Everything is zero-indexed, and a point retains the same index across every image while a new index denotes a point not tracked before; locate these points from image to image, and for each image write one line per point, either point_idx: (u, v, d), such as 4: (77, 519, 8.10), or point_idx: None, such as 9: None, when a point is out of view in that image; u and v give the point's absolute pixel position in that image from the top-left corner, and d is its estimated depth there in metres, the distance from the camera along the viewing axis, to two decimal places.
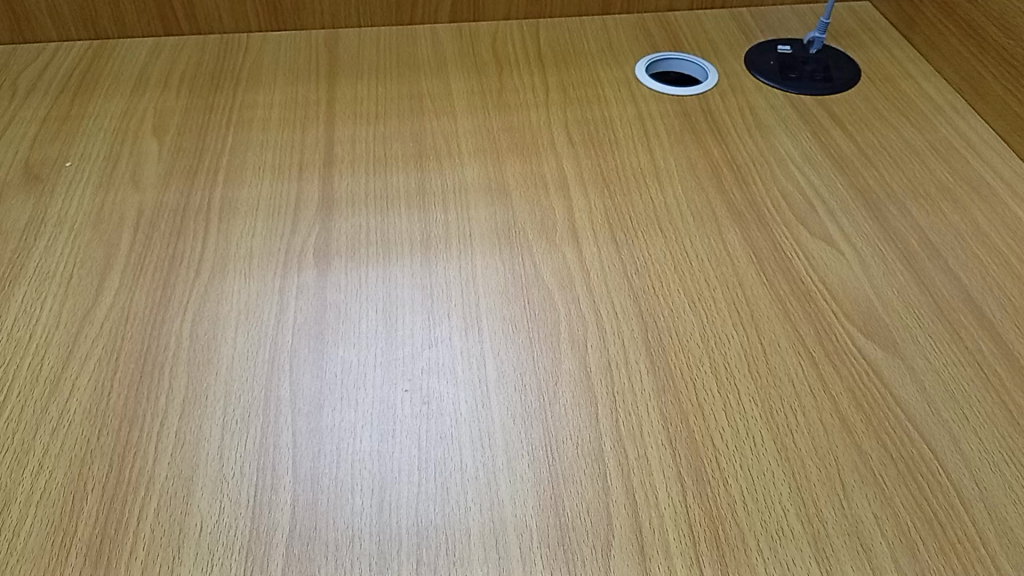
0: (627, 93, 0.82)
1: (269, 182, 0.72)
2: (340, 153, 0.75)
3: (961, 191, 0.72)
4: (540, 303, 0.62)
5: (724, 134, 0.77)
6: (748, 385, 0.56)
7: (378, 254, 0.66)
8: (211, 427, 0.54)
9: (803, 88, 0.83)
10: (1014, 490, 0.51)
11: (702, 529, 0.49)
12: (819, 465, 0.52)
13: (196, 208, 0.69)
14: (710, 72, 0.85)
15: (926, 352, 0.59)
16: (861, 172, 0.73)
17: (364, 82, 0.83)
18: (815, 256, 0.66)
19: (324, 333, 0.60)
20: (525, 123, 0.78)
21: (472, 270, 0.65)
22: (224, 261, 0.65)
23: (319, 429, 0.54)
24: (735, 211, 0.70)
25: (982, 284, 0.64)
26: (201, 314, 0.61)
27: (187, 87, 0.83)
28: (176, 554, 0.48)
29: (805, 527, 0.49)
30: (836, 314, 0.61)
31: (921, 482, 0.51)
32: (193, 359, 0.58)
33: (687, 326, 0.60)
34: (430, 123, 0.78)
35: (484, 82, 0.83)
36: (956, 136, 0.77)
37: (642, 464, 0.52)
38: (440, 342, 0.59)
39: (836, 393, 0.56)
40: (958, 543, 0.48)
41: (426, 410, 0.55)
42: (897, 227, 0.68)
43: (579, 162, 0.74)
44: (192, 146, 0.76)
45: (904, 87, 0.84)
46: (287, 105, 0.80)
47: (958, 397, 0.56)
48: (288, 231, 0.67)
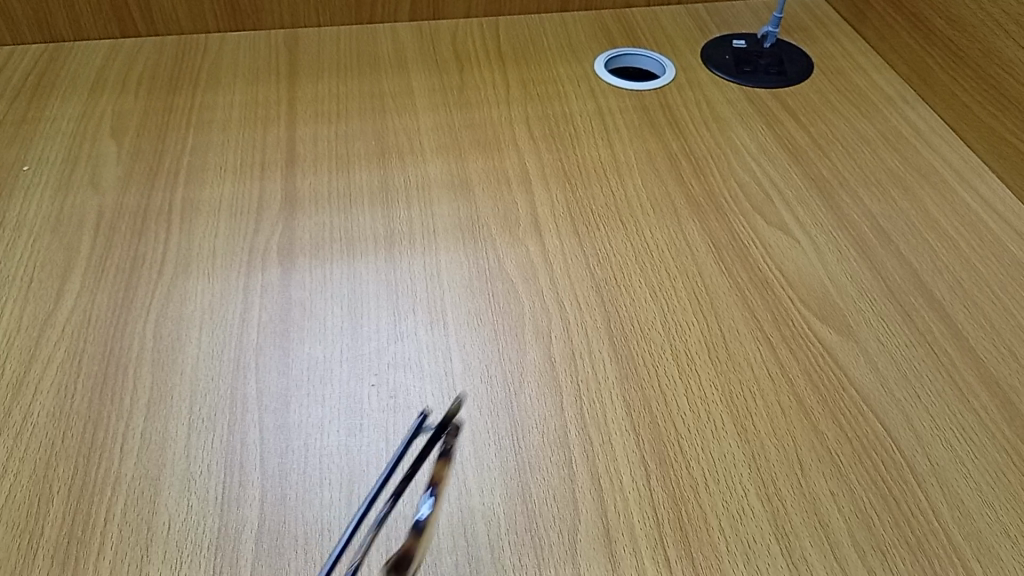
0: (587, 89, 0.83)
1: (231, 182, 0.72)
2: (302, 152, 0.75)
3: (911, 179, 0.74)
4: (504, 295, 0.63)
5: (683, 128, 0.79)
6: (708, 370, 0.58)
7: (342, 252, 0.66)
8: (178, 427, 0.54)
9: (757, 81, 0.85)
10: (964, 464, 0.53)
11: (666, 511, 0.50)
12: (778, 445, 0.54)
13: (157, 210, 0.69)
14: (668, 68, 0.87)
15: (879, 335, 0.60)
16: (815, 161, 0.75)
17: (326, 81, 0.83)
18: (772, 244, 0.67)
19: (289, 331, 0.60)
20: (486, 120, 0.79)
21: (436, 265, 0.65)
22: (187, 262, 0.65)
23: (286, 425, 0.54)
24: (694, 202, 0.71)
25: (932, 268, 0.66)
26: (165, 314, 0.61)
27: (146, 88, 0.82)
28: (144, 552, 0.48)
29: (765, 505, 0.51)
30: (791, 299, 0.63)
31: (875, 460, 0.53)
32: (158, 360, 0.58)
33: (649, 313, 0.62)
34: (392, 121, 0.79)
35: (446, 80, 0.84)
36: (906, 126, 0.80)
37: (607, 450, 0.53)
38: (406, 336, 0.60)
39: (794, 375, 0.58)
40: (912, 517, 0.50)
41: (393, 404, 0.55)
42: (850, 215, 0.70)
43: (541, 157, 0.75)
44: (152, 147, 0.75)
45: (855, 79, 0.86)
46: (248, 105, 0.80)
47: (910, 375, 0.58)
48: (252, 230, 0.67)
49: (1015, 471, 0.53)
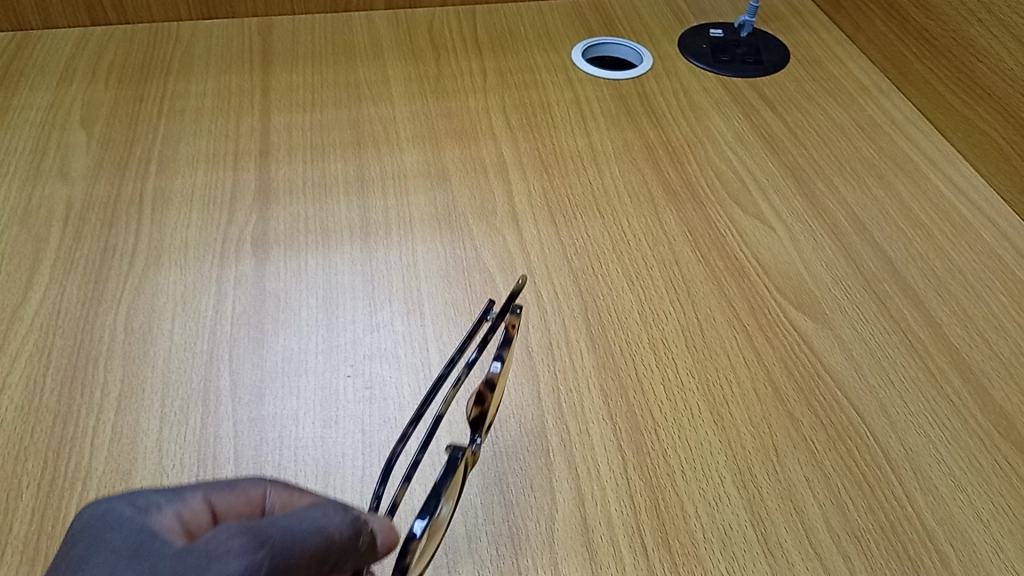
0: (564, 78, 0.83)
1: (204, 172, 0.71)
2: (275, 141, 0.74)
3: (885, 167, 0.74)
4: (481, 285, 0.63)
5: (660, 117, 0.79)
6: (684, 358, 0.58)
7: (317, 242, 0.65)
8: (149, 420, 0.53)
9: (734, 70, 0.85)
10: (937, 449, 0.53)
11: (643, 499, 0.50)
12: (754, 433, 0.54)
13: (127, 200, 0.68)
14: (645, 56, 0.87)
15: (853, 322, 0.61)
16: (791, 150, 0.75)
17: (300, 69, 0.82)
18: (748, 233, 0.67)
19: (263, 322, 0.59)
20: (463, 109, 0.78)
21: (413, 255, 0.65)
22: (159, 253, 0.64)
23: (261, 417, 0.53)
24: (671, 190, 0.71)
25: (906, 256, 0.66)
26: (136, 306, 0.60)
27: (116, 77, 0.81)
28: None
29: (741, 492, 0.51)
30: (767, 287, 0.63)
31: (850, 446, 0.53)
32: (130, 352, 0.57)
33: (626, 302, 0.61)
34: (368, 110, 0.78)
35: (422, 68, 0.83)
36: (881, 114, 0.80)
37: (584, 439, 0.53)
38: (382, 327, 0.59)
39: (769, 363, 0.58)
40: (886, 502, 0.51)
41: (369, 394, 0.55)
42: (825, 204, 0.70)
43: (518, 147, 0.75)
44: (122, 137, 0.74)
45: (831, 68, 0.86)
46: (220, 93, 0.79)
47: (884, 362, 0.58)
48: (225, 220, 0.67)
49: (986, 456, 0.53)
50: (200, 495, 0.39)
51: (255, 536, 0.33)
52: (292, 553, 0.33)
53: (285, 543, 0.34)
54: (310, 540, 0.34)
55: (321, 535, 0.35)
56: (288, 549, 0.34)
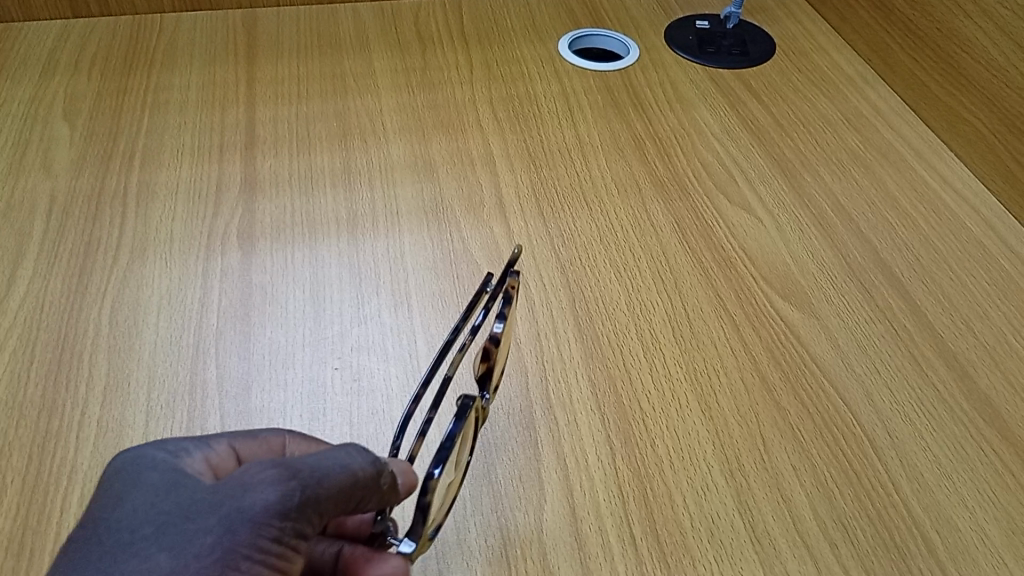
0: (551, 69, 0.83)
1: (188, 165, 0.70)
2: (261, 134, 0.73)
3: (871, 158, 0.74)
4: (469, 277, 0.62)
5: (646, 108, 0.79)
6: (672, 349, 0.58)
7: (304, 234, 0.65)
8: (135, 414, 0.53)
9: (720, 61, 0.85)
10: (923, 437, 0.54)
11: (631, 490, 0.50)
12: (741, 422, 0.54)
13: (111, 193, 0.68)
14: (632, 48, 0.86)
15: (840, 312, 0.61)
16: (777, 142, 0.76)
17: (285, 61, 0.82)
18: (735, 224, 0.68)
19: (250, 315, 0.59)
20: (450, 101, 0.78)
21: (400, 247, 0.64)
22: (143, 246, 0.63)
23: (247, 410, 0.53)
24: (658, 181, 0.71)
25: (891, 246, 0.66)
26: (121, 300, 0.60)
27: (99, 70, 0.80)
28: None
29: (729, 481, 0.51)
30: (754, 278, 0.63)
31: (837, 435, 0.54)
32: (114, 347, 0.56)
33: (613, 294, 0.62)
34: (354, 102, 0.77)
35: (408, 60, 0.83)
36: (867, 106, 0.80)
37: (572, 429, 0.53)
38: (370, 319, 0.59)
39: (756, 353, 0.58)
40: (872, 490, 0.51)
41: (357, 387, 0.55)
42: (811, 194, 0.71)
43: (505, 138, 0.74)
44: (106, 130, 0.73)
45: (817, 59, 0.86)
46: (205, 86, 0.78)
47: (870, 351, 0.59)
48: (210, 214, 0.66)
49: (971, 443, 0.54)
50: (226, 442, 0.43)
51: (287, 468, 0.37)
52: (320, 487, 0.38)
53: (313, 475, 0.38)
54: (335, 477, 0.38)
55: (346, 473, 0.39)
56: (318, 483, 0.38)
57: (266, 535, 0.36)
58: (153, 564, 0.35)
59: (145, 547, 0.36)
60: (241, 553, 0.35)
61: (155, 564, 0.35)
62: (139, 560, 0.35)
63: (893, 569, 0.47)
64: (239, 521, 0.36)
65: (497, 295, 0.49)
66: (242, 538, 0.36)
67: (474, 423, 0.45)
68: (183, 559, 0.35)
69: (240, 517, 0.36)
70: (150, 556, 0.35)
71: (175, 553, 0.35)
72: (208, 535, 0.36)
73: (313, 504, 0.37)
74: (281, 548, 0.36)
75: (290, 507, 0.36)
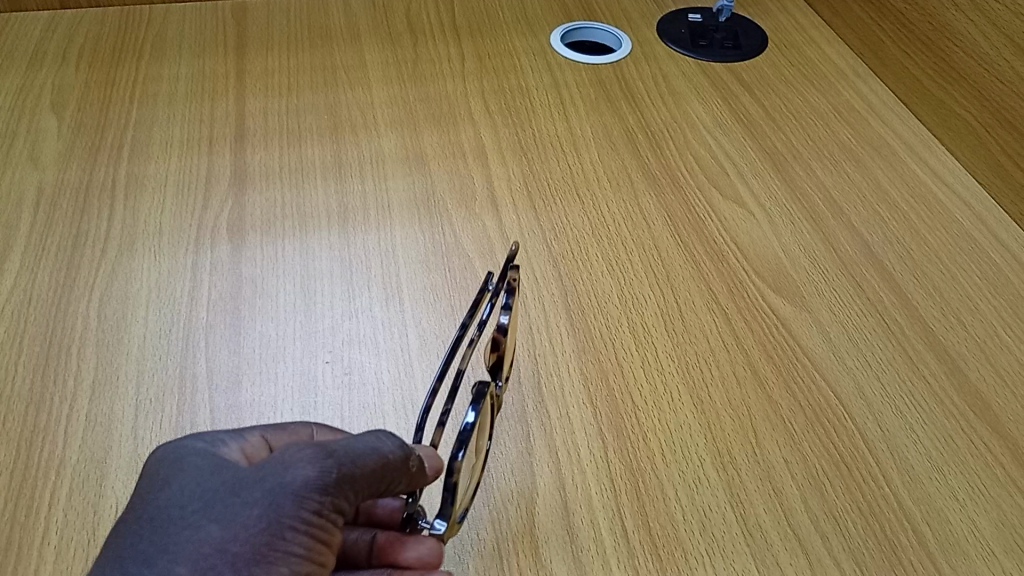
0: (543, 62, 0.83)
1: (177, 157, 0.70)
2: (251, 126, 0.73)
3: (863, 152, 0.74)
4: (460, 270, 0.62)
5: (639, 101, 0.79)
6: (665, 342, 0.58)
7: (294, 227, 0.65)
8: (124, 408, 0.52)
9: (712, 55, 0.84)
10: (914, 430, 0.54)
11: (623, 482, 0.50)
12: (733, 415, 0.54)
13: (100, 185, 0.67)
14: (624, 41, 0.86)
15: (832, 306, 0.61)
16: (769, 135, 0.76)
17: (275, 54, 0.81)
18: (727, 217, 0.68)
19: (239, 308, 0.58)
20: (441, 93, 0.78)
21: (391, 240, 0.64)
22: (132, 239, 0.63)
23: (237, 404, 0.53)
24: (650, 175, 0.71)
25: (883, 240, 0.66)
26: (109, 293, 0.59)
27: (87, 61, 0.79)
28: (91, 535, 0.46)
29: (720, 474, 0.51)
30: (746, 271, 0.63)
31: (828, 427, 0.54)
32: (103, 340, 0.56)
33: (605, 287, 0.61)
34: (345, 95, 0.77)
35: (399, 52, 0.82)
36: (858, 99, 0.80)
37: (564, 423, 0.53)
38: (360, 312, 0.59)
39: (748, 346, 0.58)
40: (863, 482, 0.51)
41: (348, 380, 0.55)
42: (803, 187, 0.71)
43: (497, 131, 0.74)
44: (94, 122, 0.73)
45: (809, 53, 0.86)
46: (193, 77, 0.78)
47: (861, 345, 0.59)
48: (200, 206, 0.66)
49: (962, 436, 0.54)
50: (259, 433, 0.44)
51: (323, 448, 0.40)
52: (354, 467, 0.40)
53: (348, 456, 0.40)
54: (367, 458, 0.40)
55: (377, 455, 0.40)
56: (352, 462, 0.40)
57: (308, 508, 0.38)
58: (205, 534, 0.38)
59: (195, 519, 0.38)
60: (285, 524, 0.38)
61: (207, 535, 0.38)
62: (191, 530, 0.38)
63: (884, 561, 0.47)
64: (282, 494, 0.38)
65: (501, 290, 0.49)
66: (287, 510, 0.38)
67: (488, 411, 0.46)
68: (233, 530, 0.38)
69: (283, 492, 0.38)
70: (201, 526, 0.38)
71: (225, 524, 0.38)
72: (255, 509, 0.38)
73: (348, 482, 0.39)
74: (322, 521, 0.39)
75: (329, 483, 0.39)
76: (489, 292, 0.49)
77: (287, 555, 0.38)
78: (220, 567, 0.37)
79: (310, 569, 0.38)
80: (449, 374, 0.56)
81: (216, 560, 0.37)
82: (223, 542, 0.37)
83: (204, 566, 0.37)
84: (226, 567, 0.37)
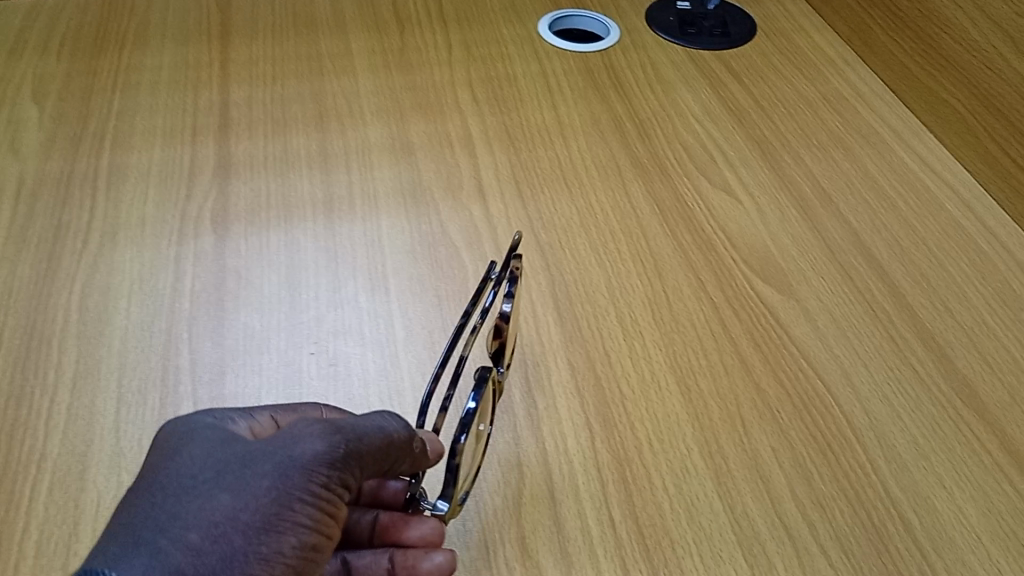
0: (531, 50, 0.82)
1: (160, 147, 0.69)
2: (235, 116, 0.72)
3: (851, 140, 0.74)
4: (447, 259, 0.62)
5: (627, 90, 0.78)
6: (652, 331, 0.58)
7: (279, 217, 0.64)
8: (106, 401, 0.52)
9: (700, 43, 0.84)
10: (902, 418, 0.54)
11: (610, 472, 0.50)
12: (721, 404, 0.54)
13: (82, 175, 0.66)
14: (612, 29, 0.86)
15: (820, 294, 0.61)
16: (758, 123, 0.75)
17: (259, 42, 0.80)
18: (715, 205, 0.67)
19: (223, 299, 0.58)
20: (428, 82, 0.77)
21: (377, 230, 0.64)
22: (114, 230, 0.62)
23: (221, 396, 0.52)
24: (638, 163, 0.71)
25: (871, 228, 0.66)
26: (91, 285, 0.58)
27: (69, 50, 0.78)
28: (73, 530, 0.46)
29: (708, 463, 0.51)
30: (734, 260, 0.63)
31: (816, 416, 0.54)
32: (84, 332, 0.55)
33: (593, 277, 0.61)
34: (330, 84, 0.76)
35: (386, 41, 0.82)
36: (847, 87, 0.80)
37: (552, 413, 0.53)
38: (346, 302, 0.58)
39: (736, 334, 0.58)
40: (851, 470, 0.51)
41: (333, 371, 0.54)
42: (791, 175, 0.70)
43: (484, 120, 0.74)
44: (76, 112, 0.72)
45: (798, 40, 0.85)
46: (177, 66, 0.77)
47: (849, 333, 0.58)
48: (183, 196, 0.65)
49: (949, 424, 0.54)
50: (268, 413, 0.45)
51: (331, 424, 0.41)
52: (361, 444, 0.41)
53: (355, 433, 0.41)
54: (374, 436, 0.42)
55: (383, 434, 0.42)
56: (359, 439, 0.41)
57: (317, 481, 0.39)
58: (216, 503, 0.38)
59: (206, 488, 0.38)
60: (295, 495, 0.39)
61: (219, 503, 0.38)
62: (202, 499, 0.38)
63: (871, 549, 0.47)
64: (292, 467, 0.39)
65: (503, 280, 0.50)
66: (296, 482, 0.39)
67: (492, 395, 0.47)
68: (244, 499, 0.38)
69: (292, 464, 0.39)
70: (212, 495, 0.38)
71: (237, 493, 0.38)
72: (266, 480, 0.39)
73: (355, 458, 0.41)
74: (329, 494, 0.40)
75: (337, 457, 0.40)
76: (492, 280, 0.50)
77: (296, 525, 0.38)
78: (231, 535, 0.37)
79: (316, 541, 0.39)
80: (452, 363, 0.55)
81: (228, 527, 0.37)
82: (235, 510, 0.38)
83: (214, 533, 0.37)
84: (237, 535, 0.37)
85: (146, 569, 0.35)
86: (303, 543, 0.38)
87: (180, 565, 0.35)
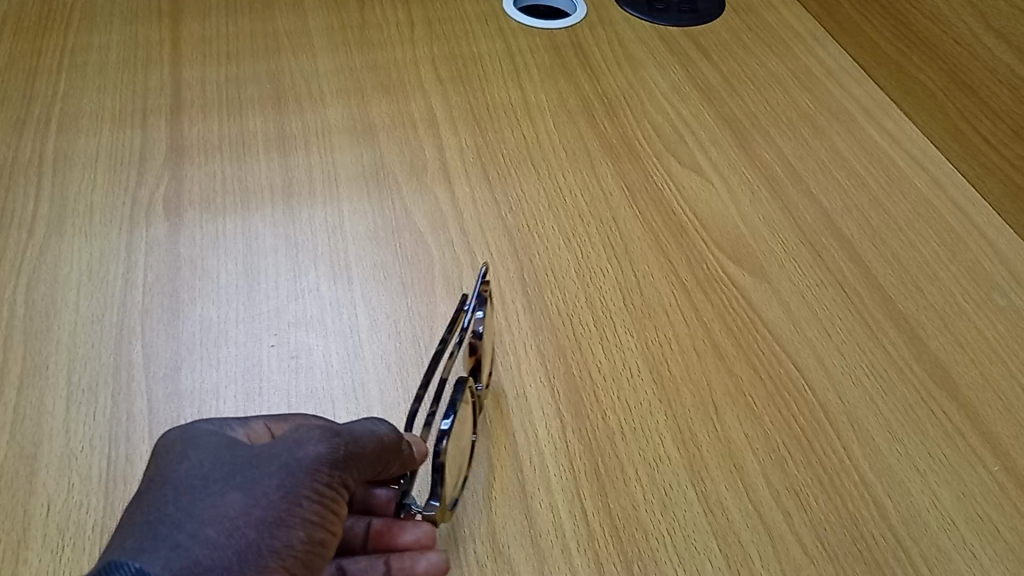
0: (495, 27, 0.80)
1: (109, 131, 0.66)
2: (188, 97, 0.69)
3: (820, 117, 0.73)
4: (412, 245, 0.60)
5: (595, 68, 0.76)
6: (623, 317, 0.56)
7: (235, 203, 0.61)
8: (54, 399, 0.49)
9: (668, 19, 0.82)
10: (875, 402, 0.53)
11: (582, 462, 0.49)
12: (693, 390, 0.53)
13: (25, 162, 0.63)
14: (579, 5, 0.83)
15: (792, 276, 0.60)
16: (727, 102, 0.74)
17: (213, 20, 0.77)
18: (685, 186, 0.66)
19: (178, 290, 0.55)
20: (390, 61, 0.74)
21: (338, 216, 0.61)
22: (61, 219, 0.59)
23: (177, 393, 0.50)
24: (606, 144, 0.69)
25: (842, 207, 0.65)
26: (36, 278, 0.56)
27: (12, 29, 0.74)
28: (20, 537, 0.44)
29: (681, 451, 0.50)
30: (705, 242, 0.62)
31: (789, 400, 0.53)
32: (30, 328, 0.53)
33: (563, 261, 0.60)
34: (288, 63, 0.73)
35: (345, 18, 0.79)
36: (816, 64, 0.79)
37: (521, 403, 0.51)
38: (306, 292, 0.56)
39: (707, 318, 0.57)
40: (824, 455, 0.50)
41: (295, 364, 0.52)
42: (761, 154, 0.69)
43: (449, 100, 0.71)
44: (19, 94, 0.68)
45: (767, 15, 0.84)
46: (126, 45, 0.73)
47: (821, 316, 0.58)
48: (134, 182, 0.62)
49: (922, 406, 0.53)
50: (262, 421, 0.43)
51: (328, 428, 0.41)
52: (358, 446, 0.41)
53: (351, 437, 0.41)
54: (368, 440, 0.42)
55: (375, 438, 0.42)
56: (355, 442, 0.41)
57: (320, 481, 0.39)
58: (228, 499, 0.37)
59: (217, 486, 0.37)
60: (301, 494, 0.38)
61: (230, 502, 0.37)
62: (214, 496, 0.37)
63: (845, 534, 0.47)
64: (298, 468, 0.39)
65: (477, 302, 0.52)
66: (302, 481, 0.39)
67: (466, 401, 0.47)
68: (255, 496, 0.37)
69: (297, 465, 0.39)
70: (223, 492, 0.37)
71: (247, 490, 0.38)
72: (274, 480, 0.38)
73: (354, 459, 0.41)
74: (331, 493, 0.40)
75: (338, 458, 0.40)
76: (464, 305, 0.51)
77: (304, 521, 0.38)
78: (245, 530, 0.36)
79: (322, 536, 0.39)
80: (434, 386, 0.50)
81: (243, 522, 0.37)
82: (247, 506, 0.37)
83: (230, 528, 0.36)
84: (251, 530, 0.37)
85: (166, 562, 0.34)
86: (311, 538, 0.38)
87: (197, 557, 0.35)
